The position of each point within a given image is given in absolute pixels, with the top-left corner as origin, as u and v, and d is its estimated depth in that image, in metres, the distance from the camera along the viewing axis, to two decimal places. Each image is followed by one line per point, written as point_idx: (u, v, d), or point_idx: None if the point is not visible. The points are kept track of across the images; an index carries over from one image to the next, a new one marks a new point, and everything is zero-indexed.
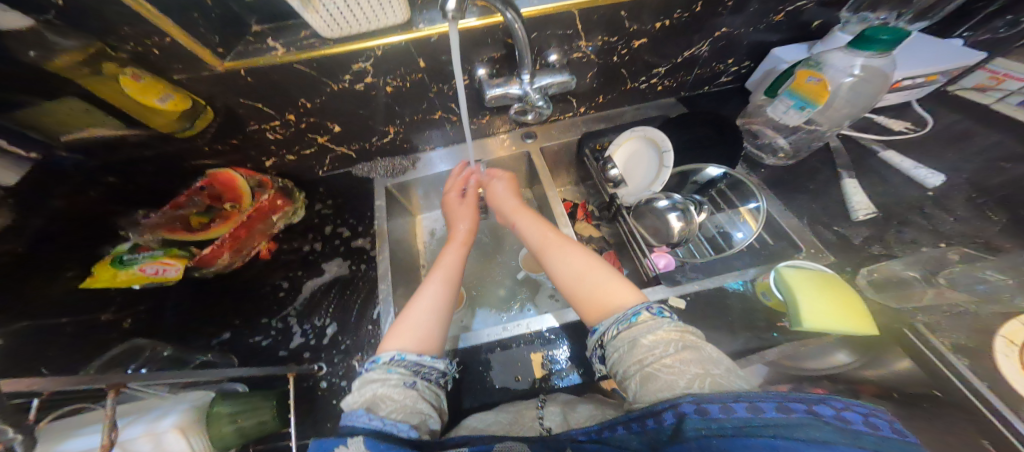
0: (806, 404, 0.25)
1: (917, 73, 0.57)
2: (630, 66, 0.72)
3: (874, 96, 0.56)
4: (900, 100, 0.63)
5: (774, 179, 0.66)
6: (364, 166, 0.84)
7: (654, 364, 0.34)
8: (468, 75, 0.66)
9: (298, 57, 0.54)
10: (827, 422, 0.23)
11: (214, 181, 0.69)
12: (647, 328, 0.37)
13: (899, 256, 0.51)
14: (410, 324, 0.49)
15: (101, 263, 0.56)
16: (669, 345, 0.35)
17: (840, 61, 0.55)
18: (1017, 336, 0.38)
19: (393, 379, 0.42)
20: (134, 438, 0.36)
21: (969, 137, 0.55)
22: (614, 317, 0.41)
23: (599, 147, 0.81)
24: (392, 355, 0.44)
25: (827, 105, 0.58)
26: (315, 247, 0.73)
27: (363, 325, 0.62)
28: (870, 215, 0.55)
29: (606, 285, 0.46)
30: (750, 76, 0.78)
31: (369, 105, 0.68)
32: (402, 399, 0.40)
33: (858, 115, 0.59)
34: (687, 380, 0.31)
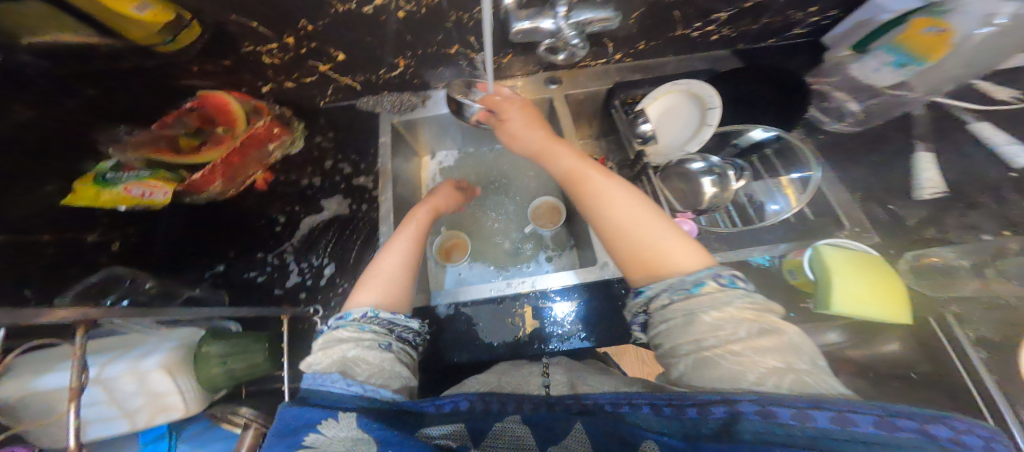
0: (914, 420, 0.22)
1: None
2: (684, 8, 0.62)
3: (1002, 56, 0.47)
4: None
5: (827, 151, 0.60)
6: (369, 99, 0.77)
7: (714, 347, 0.32)
8: (494, 3, 0.56)
9: None
10: (943, 444, 0.20)
11: (206, 102, 0.63)
12: (709, 301, 0.35)
13: (956, 243, 0.46)
14: (374, 275, 0.51)
15: (84, 177, 0.52)
16: (738, 325, 0.33)
17: (982, 5, 0.45)
18: None
19: (367, 339, 0.43)
20: (117, 376, 0.37)
21: None
22: (670, 283, 0.38)
23: (630, 101, 0.74)
24: (364, 312, 0.45)
25: (938, 63, 0.50)
26: (314, 182, 0.71)
27: (360, 268, 0.65)
28: (937, 195, 0.49)
29: (661, 246, 0.42)
30: (832, 29, 0.65)
31: (378, 33, 0.59)
32: (379, 363, 0.41)
33: (967, 78, 0.51)
34: (757, 375, 0.30)
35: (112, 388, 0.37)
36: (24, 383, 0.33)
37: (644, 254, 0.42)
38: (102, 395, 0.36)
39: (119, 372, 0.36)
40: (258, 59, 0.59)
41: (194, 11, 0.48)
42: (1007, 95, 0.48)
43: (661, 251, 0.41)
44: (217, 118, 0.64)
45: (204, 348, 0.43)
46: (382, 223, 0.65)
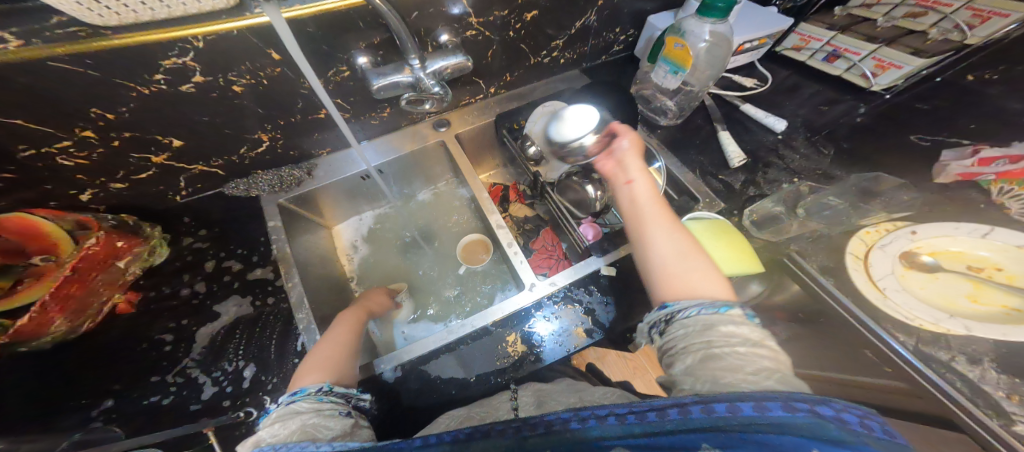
0: (809, 403, 0.25)
1: (753, 36, 0.67)
2: (529, 41, 0.70)
3: (725, 58, 0.67)
4: (748, 60, 0.74)
5: (671, 139, 0.72)
6: (238, 183, 0.68)
7: (724, 349, 0.34)
8: (345, 65, 0.56)
9: (55, 52, 0.38)
10: (847, 427, 0.23)
11: (7, 230, 0.46)
12: (730, 318, 0.37)
13: (768, 194, 0.60)
14: (319, 360, 0.46)
15: None
16: (746, 337, 0.35)
17: (696, 27, 0.62)
18: (858, 251, 0.47)
19: (326, 408, 0.39)
20: None
21: (799, 89, 0.71)
22: (698, 301, 0.39)
23: (516, 125, 0.79)
24: (320, 386, 0.41)
25: (693, 68, 0.67)
26: (199, 288, 0.60)
27: (287, 359, 0.55)
28: (742, 162, 0.64)
29: (702, 275, 0.42)
30: (637, 44, 0.81)
31: (218, 109, 0.54)
32: (338, 427, 0.37)
33: (717, 74, 0.69)
34: (755, 369, 0.32)
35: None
36: None
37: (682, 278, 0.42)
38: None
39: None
40: (52, 164, 0.49)
41: None
42: (750, 85, 0.73)
43: (699, 280, 0.42)
44: (28, 244, 0.48)
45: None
46: (298, 310, 0.59)
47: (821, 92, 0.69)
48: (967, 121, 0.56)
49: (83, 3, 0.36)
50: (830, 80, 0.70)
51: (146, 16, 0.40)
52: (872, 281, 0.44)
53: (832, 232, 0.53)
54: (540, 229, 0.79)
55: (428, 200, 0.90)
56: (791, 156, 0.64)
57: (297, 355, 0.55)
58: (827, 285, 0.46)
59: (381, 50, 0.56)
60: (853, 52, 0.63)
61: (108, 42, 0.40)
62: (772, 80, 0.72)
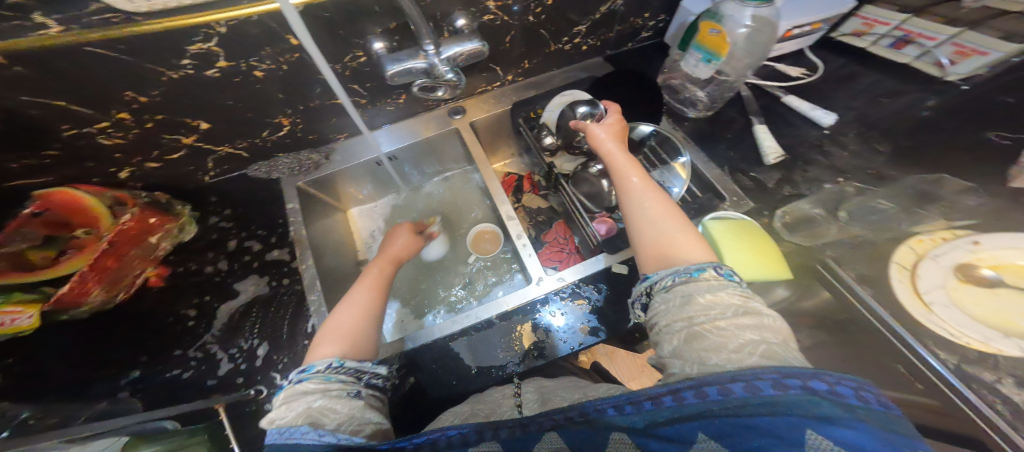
0: (802, 379, 0.25)
1: (804, 21, 0.62)
2: (550, 26, 0.66)
3: (767, 46, 0.62)
4: (796, 47, 0.69)
5: (697, 133, 0.69)
6: (260, 166, 0.69)
7: (705, 324, 0.33)
8: (362, 50, 0.55)
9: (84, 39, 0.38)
10: (841, 402, 0.23)
11: (53, 204, 0.51)
12: (707, 286, 0.35)
13: (807, 195, 0.56)
14: (336, 330, 0.45)
15: None
16: (727, 308, 0.33)
17: (735, 11, 0.57)
18: (905, 260, 0.43)
19: (334, 389, 0.38)
20: None
21: (856, 78, 0.62)
22: (674, 268, 0.38)
23: (532, 115, 0.76)
24: (329, 362, 0.40)
25: (731, 56, 0.63)
26: (221, 265, 0.62)
27: (298, 341, 0.54)
28: (779, 158, 0.60)
29: (675, 239, 0.41)
30: (668, 29, 0.76)
31: (241, 95, 0.54)
32: (347, 410, 0.36)
33: (757, 62, 0.64)
34: (737, 344, 0.30)
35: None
36: None
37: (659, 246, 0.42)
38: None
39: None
40: (93, 142, 0.50)
41: None
42: (796, 74, 0.68)
43: (676, 247, 0.40)
44: (71, 218, 0.52)
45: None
46: (310, 291, 0.59)
47: (880, 82, 0.59)
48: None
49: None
50: (892, 68, 0.59)
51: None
52: (919, 295, 0.40)
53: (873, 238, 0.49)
54: (552, 222, 0.77)
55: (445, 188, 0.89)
56: (837, 155, 0.56)
57: (308, 336, 0.54)
58: (864, 295, 0.42)
59: (398, 35, 0.54)
60: (929, 36, 0.55)
61: (138, 28, 0.40)
62: (821, 69, 0.67)
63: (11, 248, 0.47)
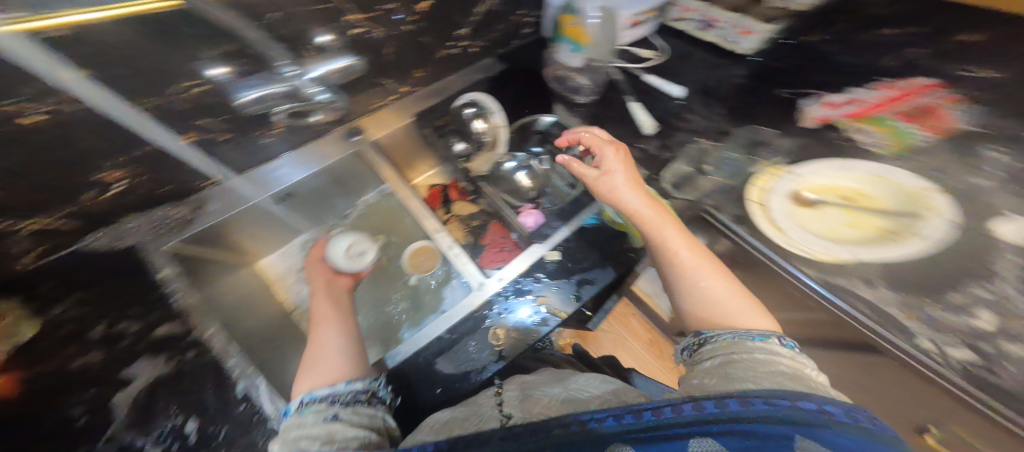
0: (791, 400, 0.24)
1: (638, 9, 0.71)
2: (431, 32, 0.66)
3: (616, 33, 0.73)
4: (642, 34, 0.78)
5: (594, 117, 0.73)
6: (100, 234, 0.56)
7: (749, 359, 0.35)
8: (204, 79, 0.48)
9: None
10: (855, 425, 0.22)
11: None
12: (772, 350, 0.36)
13: (676, 154, 0.64)
14: (318, 367, 0.44)
15: None
16: (784, 364, 0.34)
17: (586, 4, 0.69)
18: (759, 198, 0.53)
19: (309, 419, 0.37)
20: None
21: (691, 55, 0.75)
22: (733, 330, 0.39)
23: (439, 124, 0.73)
24: (302, 399, 0.40)
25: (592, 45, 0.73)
26: (94, 357, 0.50)
27: (234, 406, 0.47)
28: (654, 128, 0.68)
29: (733, 312, 0.41)
30: (544, 28, 0.82)
31: (40, 151, 0.43)
32: (320, 432, 0.36)
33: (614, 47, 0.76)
34: (770, 370, 0.33)
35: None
36: None
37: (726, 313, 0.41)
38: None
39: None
40: None
41: None
42: (650, 56, 0.76)
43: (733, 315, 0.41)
44: None
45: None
46: (226, 356, 0.49)
47: (707, 59, 0.74)
48: (813, 72, 0.66)
49: None
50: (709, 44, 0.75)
51: None
52: (774, 223, 0.49)
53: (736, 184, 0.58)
54: (487, 224, 0.74)
55: (369, 214, 0.80)
56: (695, 120, 0.67)
57: (243, 400, 0.47)
58: (739, 232, 0.49)
59: (244, 58, 0.49)
60: (724, 21, 0.73)
61: None
62: (668, 50, 0.76)
63: None
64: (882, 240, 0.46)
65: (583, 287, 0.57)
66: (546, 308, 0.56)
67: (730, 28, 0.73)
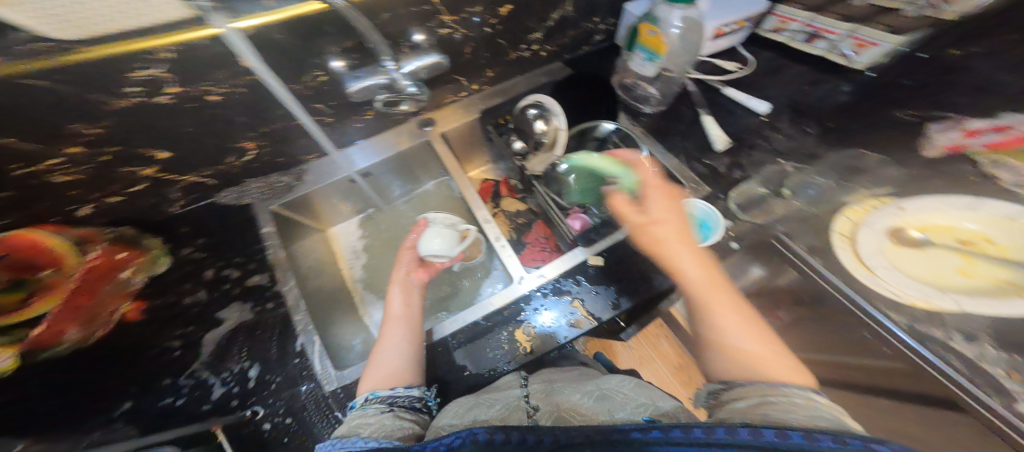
0: (864, 440, 0.21)
1: (729, 19, 0.66)
2: (506, 35, 0.69)
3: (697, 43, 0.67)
4: (730, 44, 0.73)
5: (656, 129, 0.71)
6: (230, 192, 0.69)
7: (778, 396, 0.35)
8: (322, 70, 0.57)
9: (12, 71, 0.36)
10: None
11: (13, 246, 0.53)
12: (800, 389, 0.36)
13: (751, 176, 0.60)
14: (378, 371, 0.50)
15: None
16: (809, 397, 0.34)
17: (666, 13, 0.60)
18: (846, 230, 0.47)
19: (370, 412, 0.45)
20: None
21: (782, 69, 0.69)
22: (763, 377, 0.38)
23: (501, 121, 0.79)
24: (365, 396, 0.48)
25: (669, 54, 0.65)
26: (199, 296, 0.65)
27: (289, 359, 0.58)
28: (726, 145, 0.63)
29: (760, 354, 0.40)
30: (617, 34, 0.81)
31: (207, 120, 0.55)
32: (379, 423, 0.42)
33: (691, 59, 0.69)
34: (800, 413, 0.32)
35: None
36: None
37: (749, 355, 0.40)
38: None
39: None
40: (45, 181, 0.50)
41: None
42: (733, 68, 0.70)
43: (761, 359, 0.40)
44: (39, 261, 0.55)
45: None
46: (297, 310, 0.61)
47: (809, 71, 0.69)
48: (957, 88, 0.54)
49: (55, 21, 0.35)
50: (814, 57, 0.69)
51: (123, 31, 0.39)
52: (858, 258, 0.44)
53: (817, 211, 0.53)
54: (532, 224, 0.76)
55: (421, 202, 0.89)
56: (775, 138, 0.63)
57: (298, 355, 0.58)
58: (817, 265, 0.44)
59: (357, 53, 0.57)
60: (829, 32, 0.63)
61: (83, 54, 0.39)
62: (755, 64, 0.70)
63: None
64: (1000, 292, 0.39)
65: (623, 297, 0.56)
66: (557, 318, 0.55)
67: (843, 40, 0.62)
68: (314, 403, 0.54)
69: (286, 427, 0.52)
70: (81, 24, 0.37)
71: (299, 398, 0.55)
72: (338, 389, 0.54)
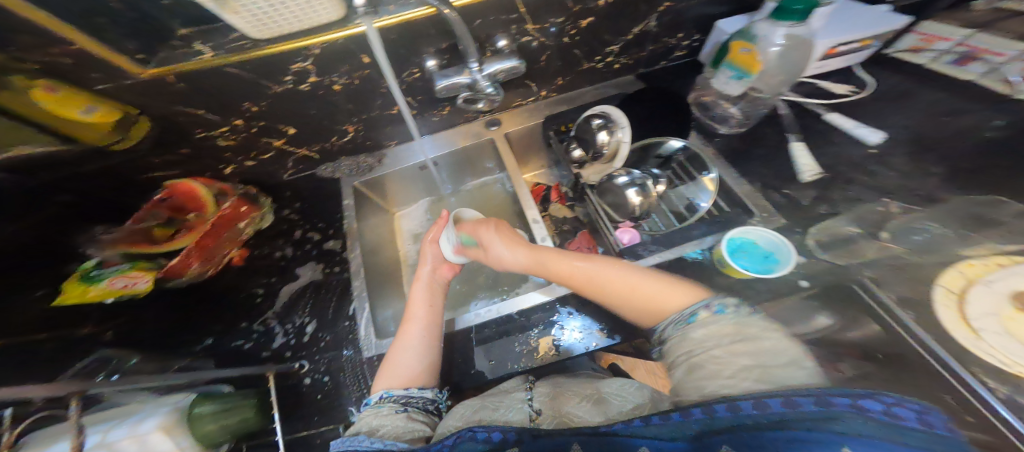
0: (852, 397, 0.24)
1: (851, 38, 0.61)
2: (583, 46, 0.71)
3: (801, 63, 0.61)
4: (843, 64, 0.68)
5: (729, 150, 0.67)
6: (327, 166, 0.83)
7: (702, 355, 0.36)
8: (418, 67, 0.65)
9: (228, 60, 0.52)
10: (868, 418, 0.23)
11: (175, 192, 0.70)
12: (701, 324, 0.40)
13: (843, 213, 0.54)
14: (395, 372, 0.51)
15: (69, 280, 0.56)
16: (723, 337, 0.37)
17: (767, 31, 0.57)
18: (954, 286, 0.43)
19: (384, 410, 0.47)
20: (118, 440, 0.40)
21: (911, 95, 0.62)
22: (671, 318, 0.43)
23: (563, 128, 0.79)
24: (381, 394, 0.49)
25: (763, 73, 0.61)
26: (287, 252, 0.75)
27: (340, 321, 0.66)
28: (817, 176, 0.58)
29: (657, 295, 0.45)
30: (702, 49, 0.78)
31: (321, 103, 0.66)
32: (392, 422, 0.45)
33: (792, 79, 0.63)
34: (732, 372, 0.33)
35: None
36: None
37: (647, 297, 0.45)
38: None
39: (120, 437, 0.40)
40: (214, 143, 0.67)
41: (139, 106, 0.56)
42: (843, 92, 0.66)
43: (659, 300, 0.45)
44: (187, 205, 0.70)
45: (197, 410, 0.48)
46: (356, 277, 0.69)
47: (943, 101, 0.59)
48: None
49: (252, 23, 0.47)
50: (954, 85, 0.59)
51: (283, 31, 0.51)
52: (965, 320, 0.40)
53: (920, 261, 0.47)
54: (576, 232, 0.76)
55: (476, 196, 0.95)
56: (882, 174, 0.55)
57: (349, 319, 0.66)
58: (907, 322, 0.42)
59: (449, 54, 0.64)
60: (996, 53, 0.56)
61: (261, 49, 0.53)
62: (872, 87, 0.65)
63: (148, 224, 0.67)
64: None
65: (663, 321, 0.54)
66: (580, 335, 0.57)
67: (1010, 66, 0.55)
68: (352, 368, 0.61)
69: (321, 385, 0.60)
70: (271, 26, 0.49)
71: (341, 358, 0.62)
72: (375, 355, 0.61)
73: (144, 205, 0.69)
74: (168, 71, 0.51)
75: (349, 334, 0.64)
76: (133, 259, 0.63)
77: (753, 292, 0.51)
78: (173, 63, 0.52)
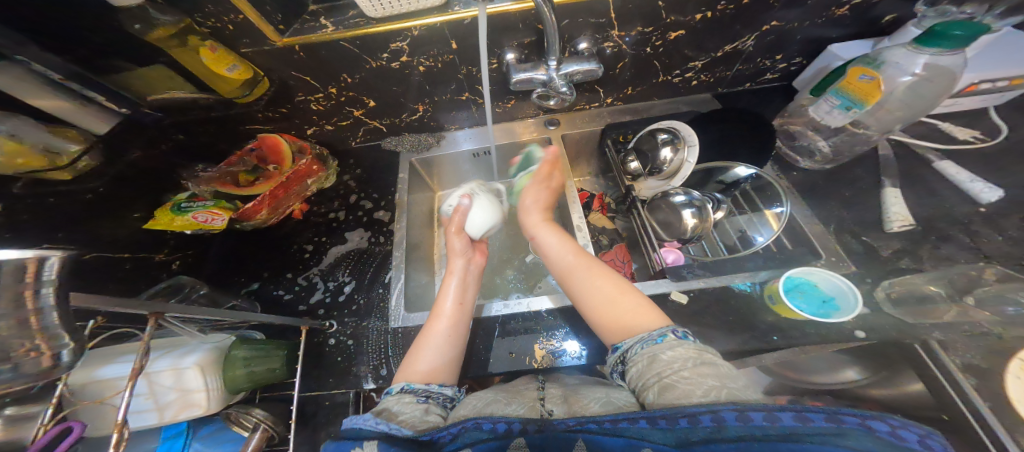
0: (860, 418, 0.27)
1: (999, 75, 0.55)
2: (665, 59, 0.70)
3: (932, 99, 0.55)
4: (978, 105, 0.62)
5: (803, 184, 0.65)
6: (393, 140, 0.89)
7: (673, 376, 0.37)
8: (497, 58, 0.67)
9: (344, 35, 0.59)
10: (874, 436, 0.26)
11: (262, 144, 0.78)
12: (668, 345, 0.40)
13: (927, 271, 0.51)
14: (416, 366, 0.49)
15: (162, 209, 0.67)
16: (688, 359, 0.38)
17: (903, 59, 0.54)
18: None
19: (407, 397, 0.44)
20: (160, 370, 0.50)
21: None
22: (638, 336, 0.43)
23: (621, 138, 0.79)
24: (403, 386, 0.46)
25: (878, 106, 0.57)
26: (340, 215, 0.82)
27: (375, 287, 0.72)
28: (904, 228, 0.55)
29: (632, 314, 0.47)
30: (800, 74, 0.75)
31: (404, 82, 0.72)
32: (411, 412, 0.42)
33: (910, 118, 0.58)
34: (703, 390, 0.34)
35: (153, 382, 0.49)
36: (88, 373, 0.47)
37: (617, 320, 0.47)
38: (146, 387, 0.49)
39: (160, 368, 0.50)
40: (308, 106, 0.74)
41: (265, 69, 0.64)
42: (965, 137, 0.61)
43: (635, 322, 0.46)
44: (269, 158, 0.79)
45: (232, 352, 0.55)
46: (398, 248, 0.73)
47: None
48: None
49: (372, 3, 0.53)
50: None
51: (395, 9, 0.57)
52: None
53: (1003, 334, 0.43)
54: (614, 243, 0.77)
55: None
56: (986, 237, 0.51)
57: (382, 286, 0.72)
58: (963, 386, 0.40)
59: (530, 49, 0.66)
60: None
61: (372, 27, 0.58)
62: (1006, 134, 0.59)
63: (236, 168, 0.78)
64: None
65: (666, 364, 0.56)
66: (592, 347, 0.59)
67: None
68: (377, 334, 0.66)
69: (344, 347, 0.65)
70: (387, 4, 0.54)
71: (369, 324, 0.67)
72: (400, 328, 0.65)
73: (236, 152, 0.79)
74: (295, 42, 0.59)
75: (381, 300, 0.70)
76: (217, 197, 0.73)
77: (799, 334, 0.50)
78: (300, 35, 0.59)
